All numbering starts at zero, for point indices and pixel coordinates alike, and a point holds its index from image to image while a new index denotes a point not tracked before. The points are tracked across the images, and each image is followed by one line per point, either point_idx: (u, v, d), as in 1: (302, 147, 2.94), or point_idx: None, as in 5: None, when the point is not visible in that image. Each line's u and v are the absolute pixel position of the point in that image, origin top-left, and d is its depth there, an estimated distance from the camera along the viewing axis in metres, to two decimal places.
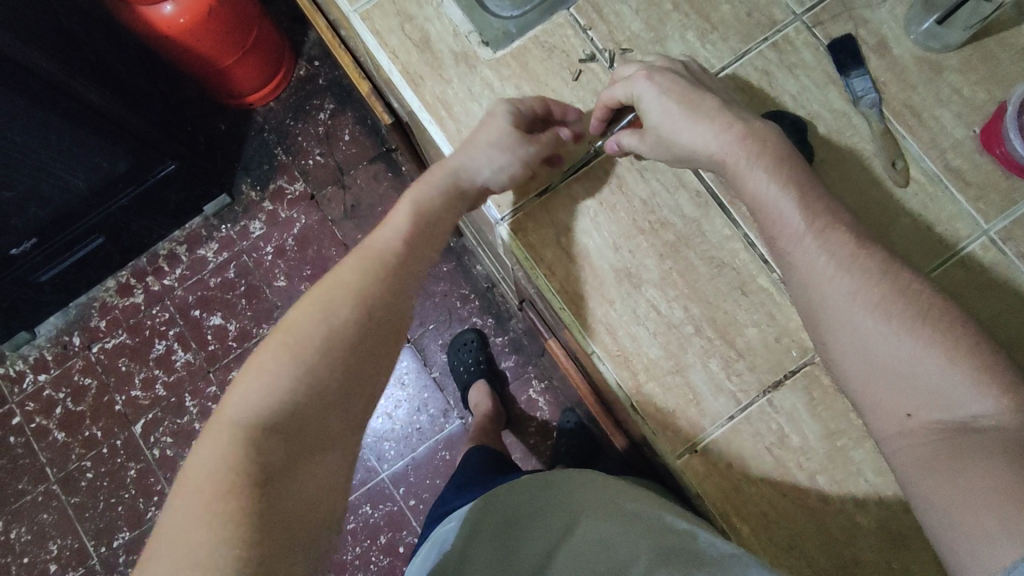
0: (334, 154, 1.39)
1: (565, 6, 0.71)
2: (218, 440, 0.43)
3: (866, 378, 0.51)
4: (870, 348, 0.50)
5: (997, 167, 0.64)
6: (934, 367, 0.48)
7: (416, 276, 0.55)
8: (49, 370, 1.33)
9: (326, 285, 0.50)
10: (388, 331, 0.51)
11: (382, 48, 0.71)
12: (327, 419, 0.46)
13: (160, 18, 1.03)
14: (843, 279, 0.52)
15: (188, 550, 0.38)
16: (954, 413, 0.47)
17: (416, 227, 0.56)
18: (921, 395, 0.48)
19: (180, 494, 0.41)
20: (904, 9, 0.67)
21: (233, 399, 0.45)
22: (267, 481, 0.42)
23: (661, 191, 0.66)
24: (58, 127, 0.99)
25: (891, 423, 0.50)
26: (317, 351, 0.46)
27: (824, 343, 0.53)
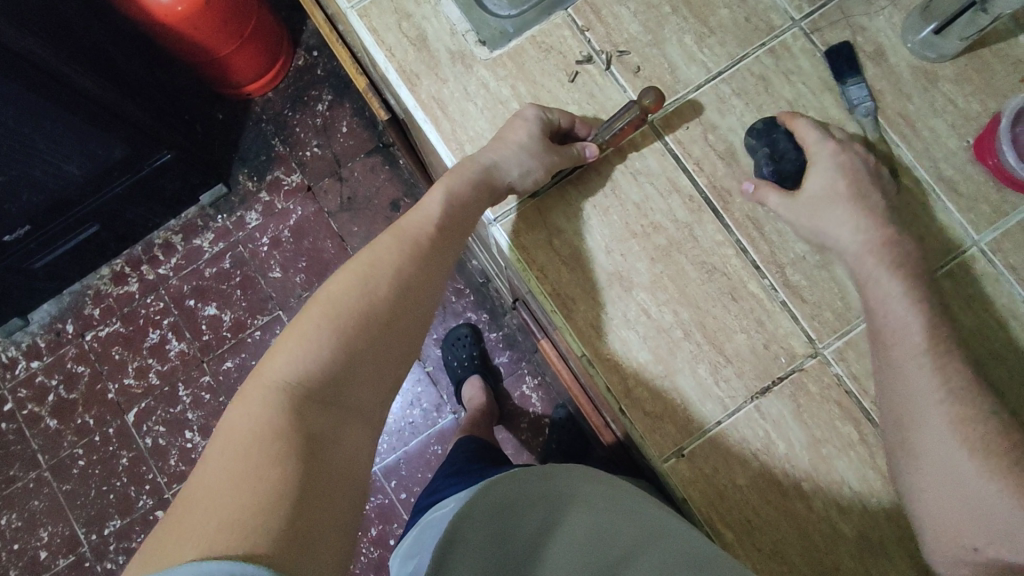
0: (332, 145, 1.38)
1: (563, 7, 0.70)
2: (262, 404, 0.42)
3: (939, 506, 0.51)
4: (956, 483, 0.50)
5: (989, 178, 0.64)
6: (1013, 514, 0.48)
7: (444, 261, 0.57)
8: (42, 357, 1.33)
9: (364, 264, 0.52)
10: (419, 315, 0.53)
11: (379, 45, 0.71)
12: (361, 395, 0.47)
13: (159, 7, 1.03)
14: (936, 408, 0.52)
15: (231, 504, 0.36)
16: (1020, 554, 0.48)
17: (449, 215, 0.58)
18: (994, 534, 0.49)
19: (218, 453, 0.40)
20: (902, 18, 0.67)
21: (271, 364, 0.45)
22: (311, 447, 0.42)
23: (654, 195, 0.66)
24: (53, 114, 0.98)
25: (951, 551, 0.51)
26: (359, 324, 0.48)
27: (906, 458, 0.54)
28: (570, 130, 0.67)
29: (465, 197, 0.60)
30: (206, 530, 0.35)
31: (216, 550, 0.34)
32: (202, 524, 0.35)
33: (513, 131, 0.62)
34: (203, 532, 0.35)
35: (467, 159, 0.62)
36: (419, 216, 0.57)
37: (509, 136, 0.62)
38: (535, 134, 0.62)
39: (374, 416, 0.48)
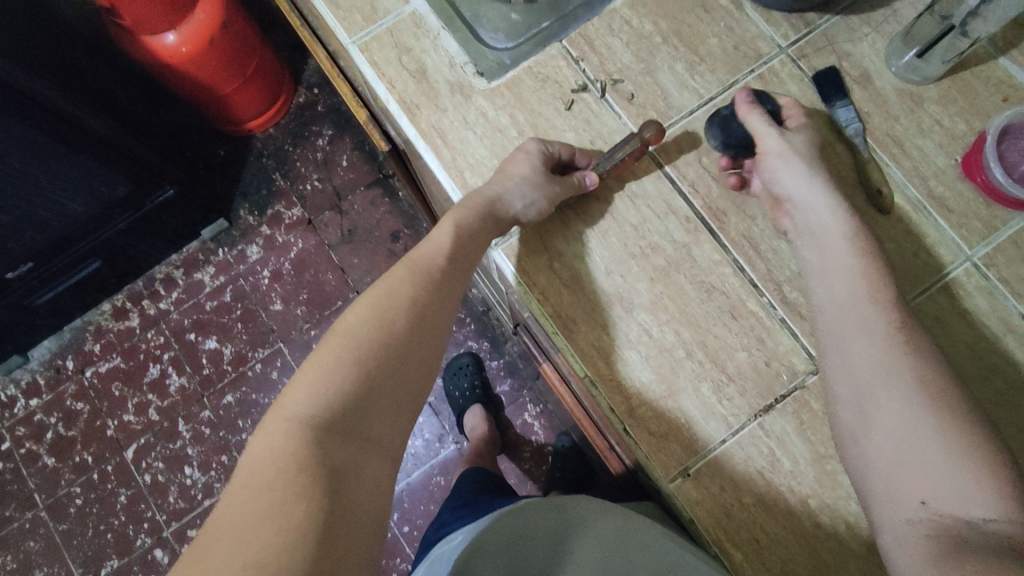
0: (332, 179, 1.40)
1: (558, 39, 0.73)
2: (285, 438, 0.42)
3: (892, 464, 0.49)
4: (909, 436, 0.48)
5: (978, 195, 0.65)
6: (964, 472, 0.46)
7: (456, 290, 0.58)
8: (41, 394, 1.32)
9: (380, 294, 0.52)
10: (433, 342, 0.53)
11: (379, 78, 0.73)
12: (382, 426, 0.47)
13: (163, 47, 1.08)
14: (894, 363, 0.51)
15: (257, 545, 0.36)
16: (966, 510, 0.45)
17: (459, 246, 0.59)
18: (940, 489, 0.46)
19: (243, 491, 0.40)
20: (885, 43, 0.70)
21: (293, 396, 0.45)
22: (336, 480, 0.42)
23: (651, 217, 0.67)
24: (58, 153, 1.00)
25: (899, 513, 0.48)
26: (376, 354, 0.48)
27: (860, 414, 0.52)
28: (570, 161, 0.68)
29: (471, 227, 0.61)
30: (232, 572, 0.35)
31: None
32: (227, 565, 0.36)
33: (517, 164, 0.63)
34: (229, 574, 0.35)
35: (473, 194, 0.63)
36: (429, 248, 0.58)
37: (511, 169, 0.63)
38: (538, 166, 0.63)
39: (394, 445, 0.48)
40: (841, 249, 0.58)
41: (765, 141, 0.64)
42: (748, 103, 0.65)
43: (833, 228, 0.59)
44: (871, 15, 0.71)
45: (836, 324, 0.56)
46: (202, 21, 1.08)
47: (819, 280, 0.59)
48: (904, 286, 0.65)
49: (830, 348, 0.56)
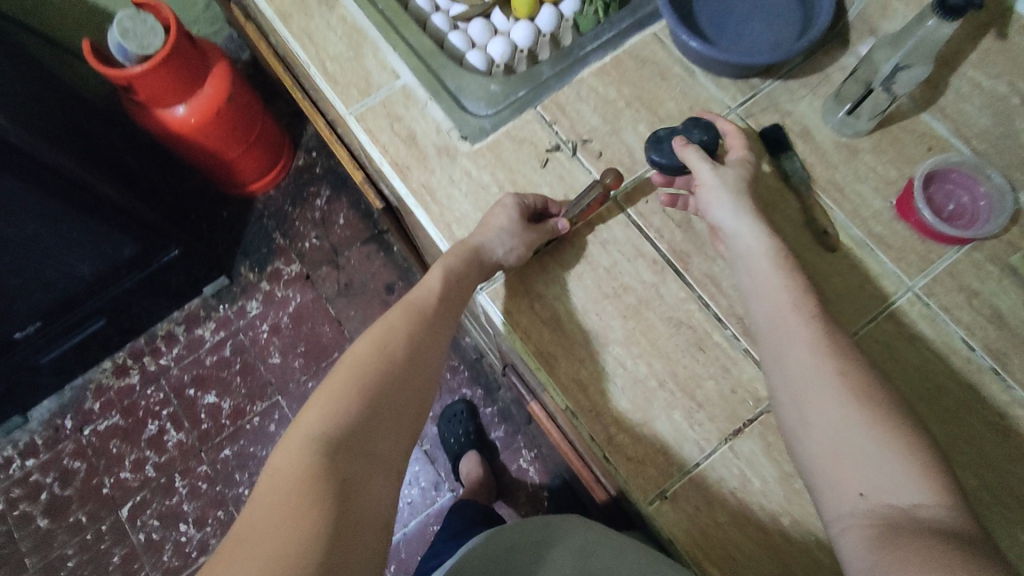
0: (329, 237, 1.48)
1: (533, 106, 0.82)
2: (300, 452, 0.47)
3: (832, 460, 0.53)
4: (842, 431, 0.53)
5: (914, 233, 0.73)
6: (891, 461, 0.51)
7: (447, 329, 0.64)
8: (39, 454, 1.34)
9: (382, 330, 0.59)
10: (429, 373, 0.59)
11: (373, 143, 0.82)
12: (385, 445, 0.52)
13: (173, 118, 1.16)
14: (821, 365, 0.56)
15: (277, 543, 0.41)
16: (900, 499, 0.49)
17: (449, 290, 0.66)
18: (873, 479, 0.51)
19: (264, 498, 0.44)
20: (821, 102, 0.79)
21: (307, 419, 0.50)
22: (345, 491, 0.46)
23: (621, 260, 0.74)
24: (69, 218, 1.07)
25: (842, 505, 0.52)
26: (379, 381, 0.54)
27: (799, 415, 0.56)
28: (543, 209, 0.75)
29: (459, 273, 0.67)
30: (255, 565, 0.39)
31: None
32: (250, 560, 0.40)
33: (496, 216, 0.71)
34: (252, 567, 0.39)
35: (458, 244, 0.70)
36: (422, 291, 0.65)
37: (491, 221, 0.70)
38: (515, 217, 0.70)
39: (397, 463, 0.53)
40: (767, 266, 0.63)
41: (700, 174, 0.69)
42: (683, 145, 0.70)
43: (758, 250, 0.64)
44: (808, 79, 0.80)
45: (772, 334, 0.61)
46: (211, 94, 1.17)
47: (754, 295, 0.63)
48: (854, 316, 0.71)
49: (768, 357, 0.60)
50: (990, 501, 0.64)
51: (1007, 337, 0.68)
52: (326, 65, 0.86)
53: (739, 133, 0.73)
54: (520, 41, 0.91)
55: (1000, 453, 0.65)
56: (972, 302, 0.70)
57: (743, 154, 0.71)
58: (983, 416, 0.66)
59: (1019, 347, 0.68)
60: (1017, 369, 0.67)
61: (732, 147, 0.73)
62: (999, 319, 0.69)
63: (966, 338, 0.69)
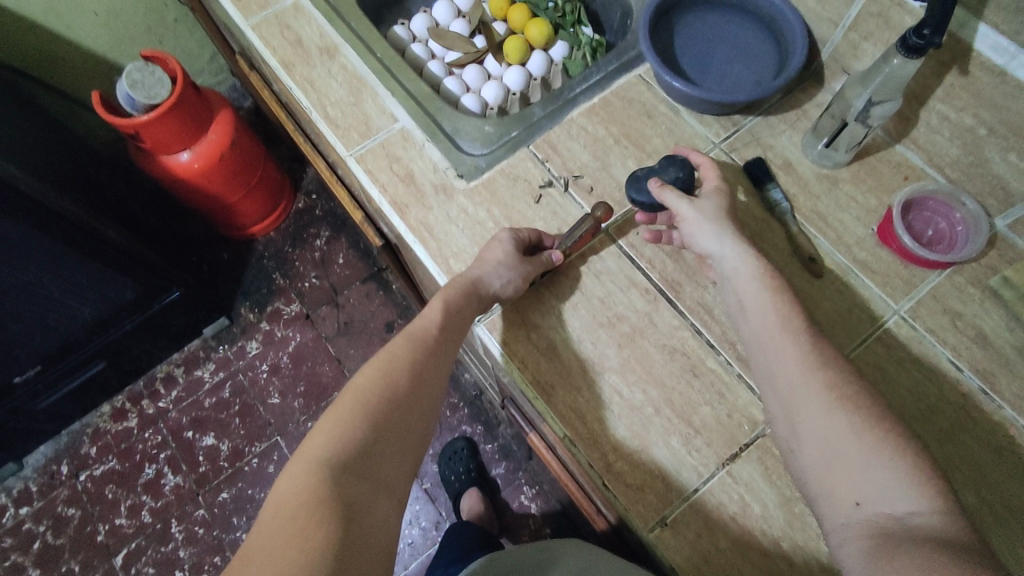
0: (329, 276, 1.51)
1: (525, 145, 0.86)
2: (306, 477, 0.48)
3: (824, 470, 0.55)
4: (833, 442, 0.55)
5: (897, 258, 0.75)
6: (881, 469, 0.52)
7: (448, 357, 0.66)
8: (33, 502, 1.33)
9: (385, 359, 0.60)
10: (430, 400, 0.61)
11: (373, 183, 0.85)
12: (388, 470, 0.53)
13: (177, 164, 1.20)
14: (809, 379, 0.58)
15: (283, 562, 0.41)
16: (893, 507, 0.51)
17: (448, 319, 0.67)
18: (866, 488, 0.53)
19: (271, 521, 0.45)
20: (800, 136, 0.83)
21: (313, 444, 0.51)
22: (350, 514, 0.47)
23: (615, 290, 0.77)
24: (73, 262, 1.09)
25: (838, 516, 0.54)
26: (383, 408, 0.55)
27: (793, 430, 0.58)
28: (539, 242, 0.78)
29: (458, 303, 0.69)
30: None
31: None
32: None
33: (491, 250, 0.73)
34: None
35: (457, 276, 0.72)
36: (423, 321, 0.66)
37: (487, 256, 0.73)
38: (510, 250, 0.73)
39: (400, 488, 0.53)
40: (754, 289, 0.65)
41: (678, 210, 0.72)
42: (659, 185, 0.73)
43: (745, 272, 0.66)
44: (787, 115, 0.84)
45: (762, 351, 0.63)
46: (214, 140, 1.21)
47: (743, 316, 0.66)
48: (843, 340, 0.73)
49: (761, 375, 0.63)
50: (988, 520, 0.64)
51: (993, 357, 0.70)
52: (328, 110, 0.90)
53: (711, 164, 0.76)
54: (513, 85, 0.96)
55: (995, 472, 0.66)
56: (957, 324, 0.72)
57: (717, 184, 0.73)
58: (975, 436, 0.68)
59: (1006, 367, 0.70)
60: (1005, 388, 0.69)
61: (705, 178, 0.75)
62: (983, 340, 0.71)
63: (954, 359, 0.71)
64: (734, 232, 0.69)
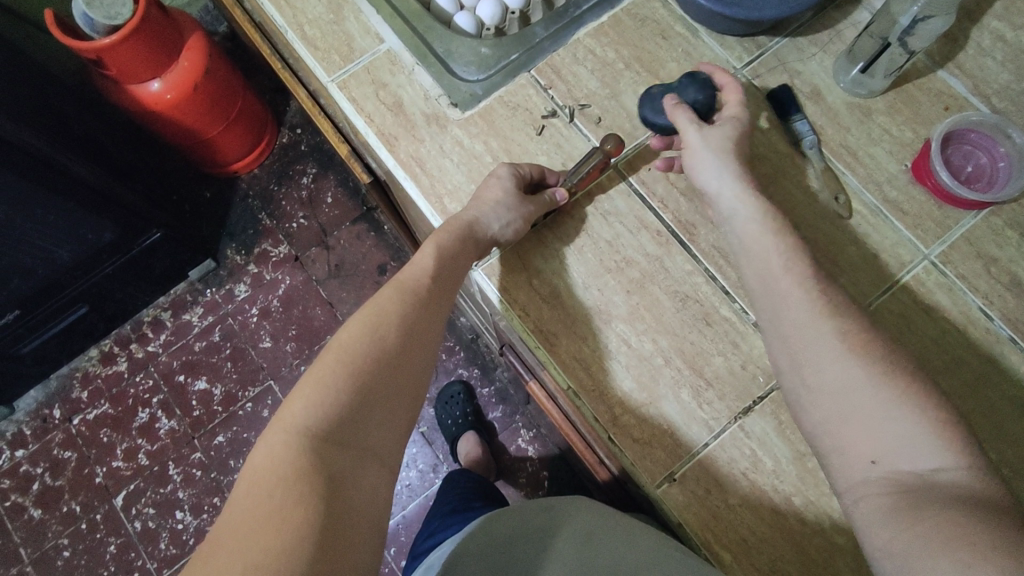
0: (317, 216, 1.43)
1: (526, 70, 0.77)
2: (283, 450, 0.44)
3: (838, 424, 0.51)
4: (849, 395, 0.51)
5: (931, 198, 0.69)
6: (902, 423, 0.49)
7: (442, 309, 0.60)
8: (28, 445, 1.30)
9: (372, 312, 0.55)
10: (423, 358, 0.56)
11: (358, 113, 0.77)
12: (377, 437, 0.49)
13: (148, 94, 1.10)
14: (822, 329, 0.53)
15: (257, 550, 0.38)
16: (912, 466, 0.48)
17: (441, 267, 0.61)
18: (885, 444, 0.49)
19: (244, 498, 0.41)
20: (832, 61, 0.75)
21: (292, 409, 0.47)
22: (332, 490, 0.43)
23: (624, 232, 0.71)
24: (44, 200, 1.01)
25: (854, 474, 0.50)
26: (370, 368, 0.50)
27: (803, 383, 0.54)
28: (541, 179, 0.71)
29: (453, 249, 0.63)
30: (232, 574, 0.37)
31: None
32: (226, 569, 0.37)
33: (488, 190, 0.67)
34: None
35: (451, 219, 0.66)
36: (414, 270, 0.61)
37: (485, 194, 0.66)
38: (509, 189, 0.66)
39: (390, 455, 0.50)
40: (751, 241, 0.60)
41: (685, 137, 0.65)
42: (674, 105, 0.67)
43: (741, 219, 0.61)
44: (817, 37, 0.76)
45: (767, 298, 0.58)
46: (185, 67, 1.11)
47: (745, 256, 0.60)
48: (868, 286, 0.68)
49: (764, 320, 0.58)
50: (1011, 477, 0.61)
51: None
52: (306, 29, 0.81)
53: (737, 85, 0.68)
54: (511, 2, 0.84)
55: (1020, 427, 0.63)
56: (991, 269, 0.67)
57: (720, 112, 0.66)
58: (1002, 388, 0.64)
59: None
60: None
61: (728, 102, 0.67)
62: (1017, 286, 0.66)
63: (984, 307, 0.66)
64: (736, 168, 0.63)
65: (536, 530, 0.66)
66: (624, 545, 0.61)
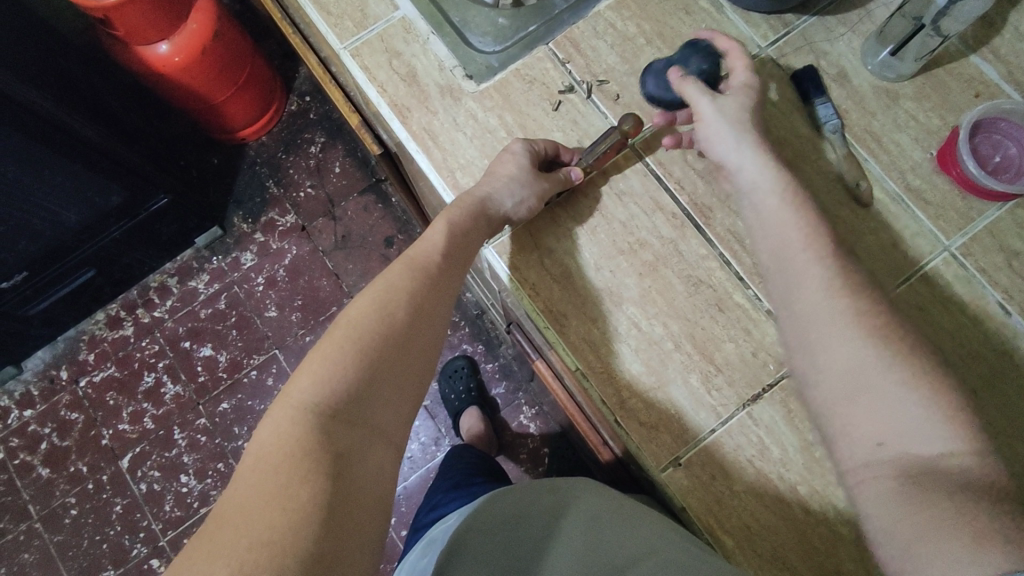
0: (325, 186, 1.42)
1: (544, 42, 0.75)
2: (290, 425, 0.44)
3: (846, 404, 0.50)
4: (858, 377, 0.50)
5: (955, 188, 0.68)
6: (914, 406, 0.48)
7: (453, 286, 0.59)
8: (35, 405, 1.31)
9: (382, 287, 0.54)
10: (433, 336, 0.55)
11: (371, 82, 0.75)
12: (384, 414, 0.49)
13: (156, 56, 1.08)
14: (838, 312, 0.52)
15: (263, 526, 0.38)
16: (920, 450, 0.47)
17: (451, 242, 0.60)
18: (893, 424, 0.48)
19: (249, 473, 0.41)
20: (860, 42, 0.72)
21: (299, 383, 0.46)
22: (339, 467, 0.43)
23: (638, 213, 0.69)
24: (51, 161, 1.00)
25: (858, 454, 0.49)
26: (379, 345, 0.50)
27: (813, 364, 0.53)
28: (556, 157, 0.70)
29: (464, 226, 0.62)
30: (239, 550, 0.37)
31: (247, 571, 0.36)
32: (233, 544, 0.37)
33: (503, 165, 0.65)
34: (235, 552, 0.37)
35: (463, 195, 0.65)
36: (425, 246, 0.60)
37: (498, 170, 0.65)
38: (525, 165, 0.65)
39: (397, 434, 0.49)
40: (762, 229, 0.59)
41: (697, 106, 0.64)
42: (680, 77, 0.65)
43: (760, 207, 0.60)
44: (847, 16, 0.73)
45: (779, 277, 0.57)
46: (196, 30, 1.08)
47: (760, 231, 0.59)
48: (886, 277, 0.66)
49: (775, 298, 0.57)
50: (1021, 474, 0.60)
51: None
52: None
53: (741, 50, 0.65)
54: None
55: None
56: (1012, 263, 0.65)
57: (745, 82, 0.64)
58: (1017, 385, 0.63)
59: None
60: None
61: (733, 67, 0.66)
62: None
63: (1004, 301, 0.65)
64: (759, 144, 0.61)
65: (547, 509, 0.67)
66: (627, 528, 0.62)
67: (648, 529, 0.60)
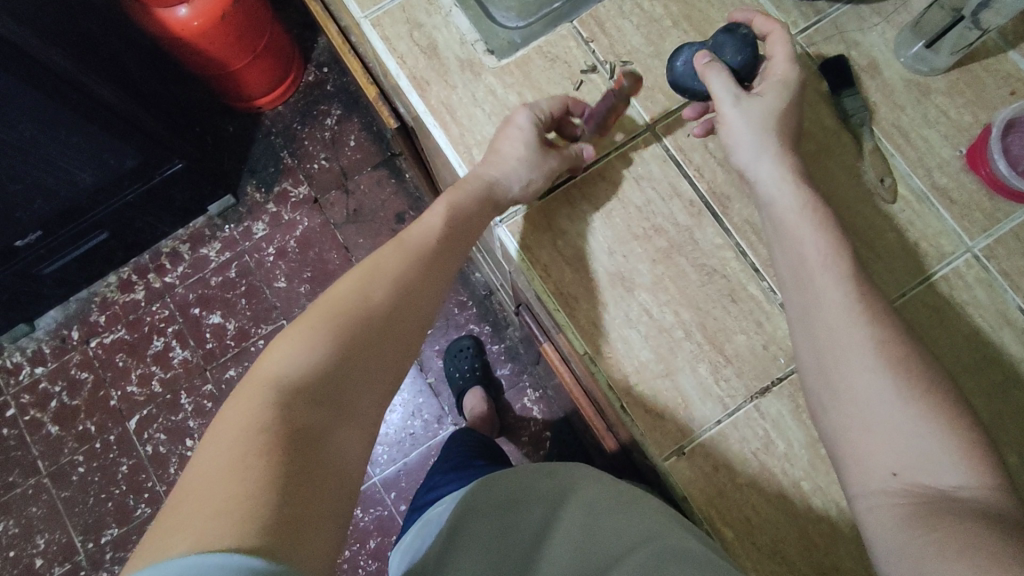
0: (339, 158, 1.41)
1: (569, 20, 0.74)
2: (256, 399, 0.43)
3: (859, 431, 0.50)
4: (870, 405, 0.49)
5: (983, 188, 0.66)
6: (927, 440, 0.47)
7: (449, 268, 0.59)
8: (47, 363, 1.33)
9: (366, 269, 0.54)
10: (417, 317, 0.54)
11: (390, 53, 0.74)
12: (358, 392, 0.48)
13: (174, 20, 1.06)
14: (856, 330, 0.51)
15: (222, 496, 0.37)
16: (933, 481, 0.46)
17: (450, 224, 0.60)
18: (905, 455, 0.48)
19: (211, 449, 0.41)
20: (894, 34, 0.71)
21: (272, 360, 0.46)
22: (304, 441, 0.42)
23: (655, 199, 0.68)
24: (68, 123, 0.99)
25: (871, 481, 0.49)
26: (355, 323, 0.50)
27: (827, 386, 0.52)
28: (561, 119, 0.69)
29: (473, 209, 0.62)
30: (197, 522, 0.36)
31: (204, 541, 0.35)
32: (192, 518, 0.36)
33: (509, 143, 0.64)
34: (194, 524, 0.36)
35: (470, 175, 0.65)
36: (421, 229, 0.59)
37: (506, 151, 0.64)
38: (532, 144, 0.64)
39: (372, 414, 0.49)
40: (780, 222, 0.58)
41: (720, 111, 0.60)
42: (707, 63, 0.61)
43: (782, 201, 0.59)
44: (882, 6, 0.71)
45: (796, 293, 0.56)
46: None
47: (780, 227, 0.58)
48: (902, 277, 0.65)
49: (793, 317, 0.56)
50: None
51: None
52: None
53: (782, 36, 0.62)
54: None
55: None
56: None
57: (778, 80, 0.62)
58: None
59: None
60: None
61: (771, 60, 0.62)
62: None
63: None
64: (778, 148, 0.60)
65: (551, 493, 0.67)
66: (625, 518, 0.61)
67: (645, 516, 0.60)
